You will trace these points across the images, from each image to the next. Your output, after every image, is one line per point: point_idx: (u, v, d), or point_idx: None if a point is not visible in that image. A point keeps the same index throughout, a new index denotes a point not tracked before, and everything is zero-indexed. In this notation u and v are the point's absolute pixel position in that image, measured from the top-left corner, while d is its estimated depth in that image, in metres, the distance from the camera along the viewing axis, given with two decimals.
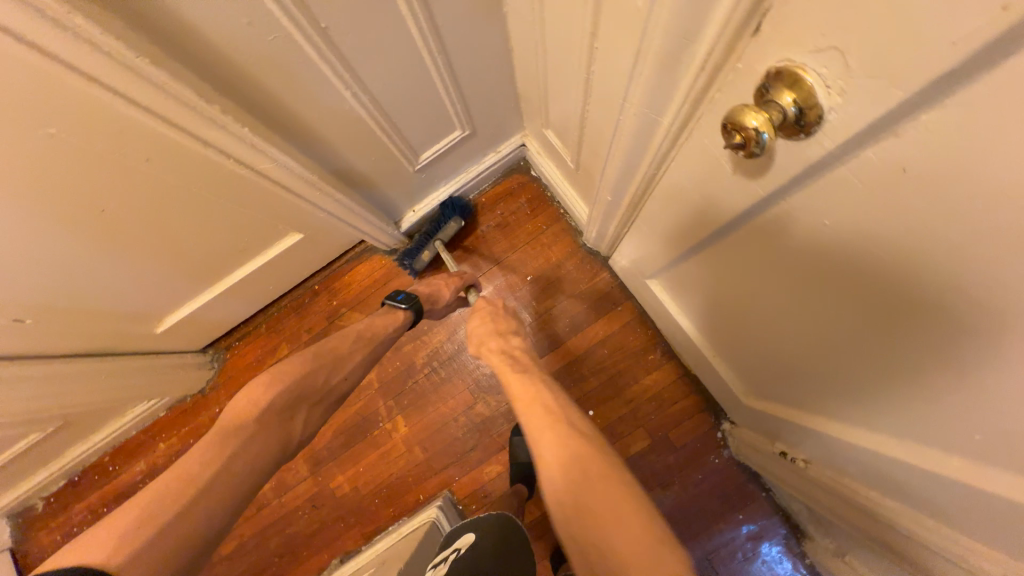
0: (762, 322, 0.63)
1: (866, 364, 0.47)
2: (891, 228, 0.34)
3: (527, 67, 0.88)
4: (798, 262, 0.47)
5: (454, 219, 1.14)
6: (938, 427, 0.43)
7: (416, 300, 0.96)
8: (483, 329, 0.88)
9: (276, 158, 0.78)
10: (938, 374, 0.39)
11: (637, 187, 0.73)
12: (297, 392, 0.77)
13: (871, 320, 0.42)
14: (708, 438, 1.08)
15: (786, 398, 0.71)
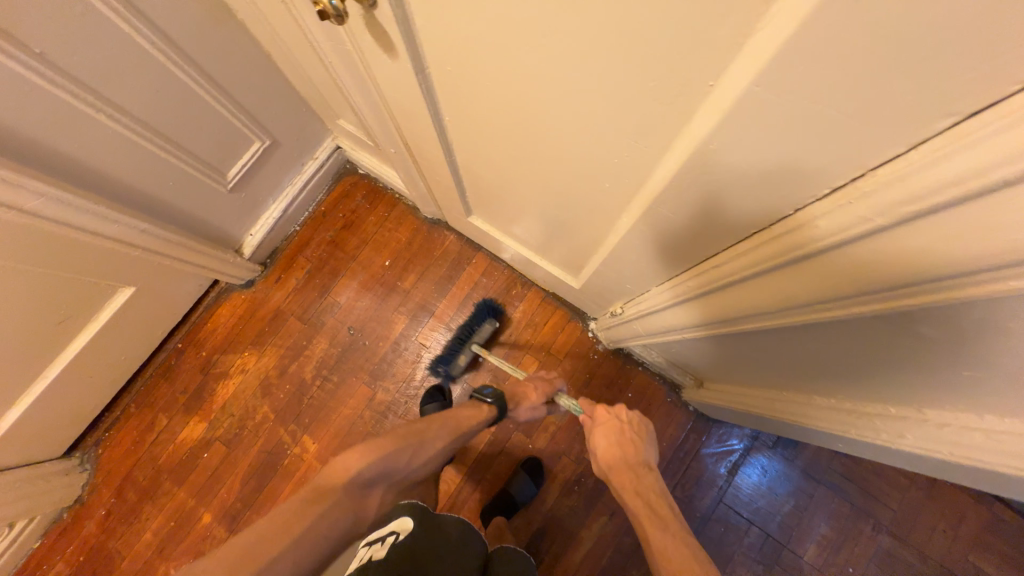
0: (523, 195, 0.70)
1: (574, 177, 0.56)
2: (470, 22, 0.41)
3: (296, 72, 0.88)
4: (510, 66, 0.43)
5: (488, 322, 1.11)
6: (633, 176, 0.48)
7: (501, 393, 0.89)
8: (611, 455, 0.80)
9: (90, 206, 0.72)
10: (667, 112, 0.37)
11: (395, 133, 0.76)
12: (386, 472, 0.70)
13: (603, 82, 0.38)
14: (584, 340, 1.15)
15: (582, 253, 0.79)
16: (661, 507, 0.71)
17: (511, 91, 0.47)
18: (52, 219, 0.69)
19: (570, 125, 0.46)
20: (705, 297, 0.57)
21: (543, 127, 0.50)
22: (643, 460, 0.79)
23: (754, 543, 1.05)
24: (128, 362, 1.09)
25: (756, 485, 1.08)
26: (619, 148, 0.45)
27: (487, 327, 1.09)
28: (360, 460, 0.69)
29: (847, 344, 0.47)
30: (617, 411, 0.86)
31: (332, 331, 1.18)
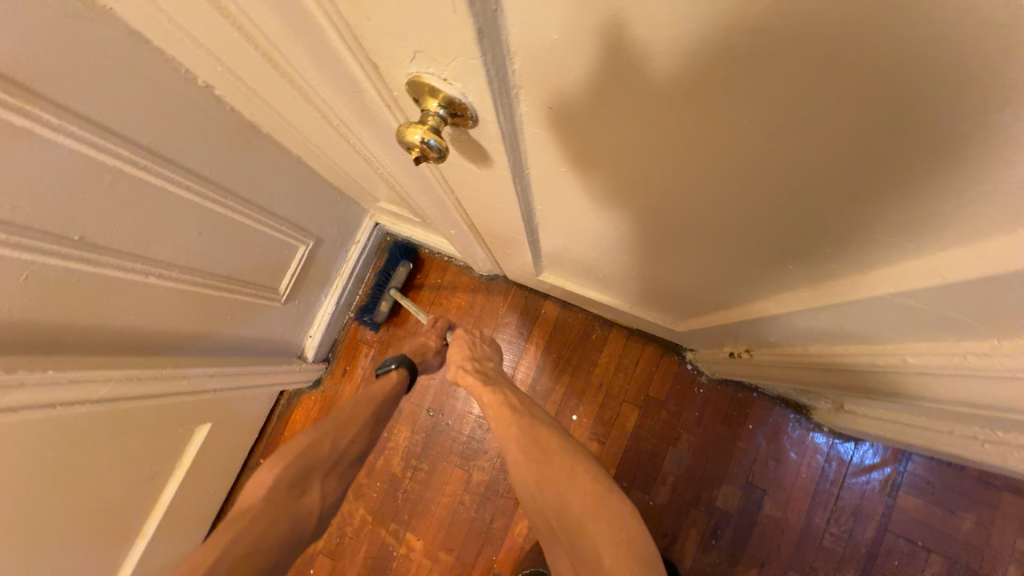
0: (629, 266, 0.59)
1: (722, 262, 0.44)
2: (608, 137, 0.30)
3: (332, 169, 0.80)
4: (667, 175, 0.33)
5: (401, 264, 1.11)
6: (835, 265, 0.36)
7: (406, 354, 0.88)
8: (456, 357, 0.83)
9: (163, 373, 0.68)
10: (939, 224, 0.26)
11: (461, 219, 0.67)
12: (309, 465, 0.70)
13: (825, 197, 0.28)
14: (682, 375, 1.04)
15: (698, 308, 0.67)
16: (496, 380, 0.76)
17: (648, 195, 0.37)
18: (127, 397, 0.64)
19: (734, 226, 0.36)
20: (917, 376, 0.44)
21: (688, 224, 0.40)
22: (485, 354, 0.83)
23: (939, 574, 0.90)
24: (217, 494, 1.05)
25: (926, 507, 0.92)
26: (815, 243, 0.34)
27: (399, 269, 1.10)
28: (276, 468, 0.68)
29: None
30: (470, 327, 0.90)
31: (412, 416, 1.11)
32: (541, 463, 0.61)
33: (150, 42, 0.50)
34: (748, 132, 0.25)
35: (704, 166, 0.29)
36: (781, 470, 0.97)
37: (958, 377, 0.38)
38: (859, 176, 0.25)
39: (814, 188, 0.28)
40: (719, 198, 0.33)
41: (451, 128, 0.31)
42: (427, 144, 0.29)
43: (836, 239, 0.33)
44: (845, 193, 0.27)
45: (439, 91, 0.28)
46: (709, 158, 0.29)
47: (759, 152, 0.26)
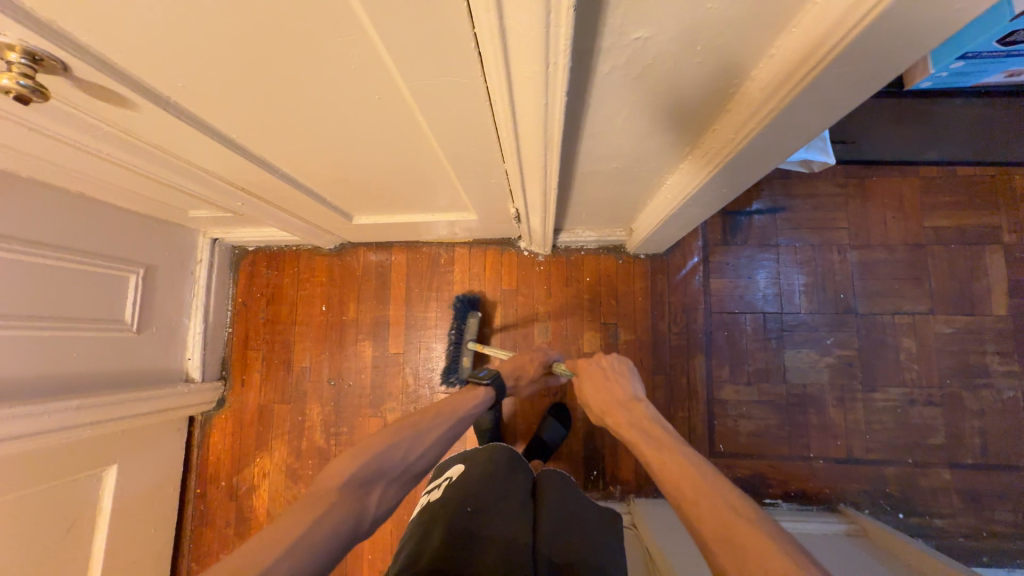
0: (354, 165, 0.72)
1: (355, 124, 0.57)
2: (160, 51, 0.42)
3: (125, 197, 0.87)
4: (230, 70, 0.45)
5: (471, 314, 1.11)
6: (395, 99, 0.50)
7: (500, 376, 0.92)
8: (601, 396, 0.86)
9: (36, 408, 0.76)
10: (355, 37, 0.40)
11: (222, 181, 0.78)
12: (379, 470, 0.65)
13: (298, 45, 0.41)
14: (524, 261, 1.19)
15: (445, 185, 0.82)
16: (649, 425, 0.74)
17: (235, 86, 0.48)
18: (0, 438, 0.71)
19: (301, 84, 0.48)
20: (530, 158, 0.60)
21: (290, 102, 0.51)
22: (628, 394, 0.83)
23: (757, 327, 1.11)
24: (160, 532, 1.10)
25: (731, 282, 1.13)
26: (350, 76, 0.46)
27: (472, 320, 1.09)
28: (351, 464, 0.64)
29: (638, 109, 0.51)
30: (598, 361, 0.93)
31: (317, 394, 1.20)
32: (705, 491, 0.57)
33: None
34: (203, 18, 0.38)
35: (230, 51, 0.42)
36: (622, 303, 1.15)
37: (515, 134, 0.54)
38: (281, 15, 0.37)
39: (290, 40, 0.40)
40: (276, 75, 0.46)
41: (46, 70, 0.42)
42: (17, 84, 0.40)
43: (350, 67, 0.45)
44: (296, 38, 0.40)
45: (7, 44, 0.38)
46: (218, 41, 0.41)
47: (229, 28, 0.39)
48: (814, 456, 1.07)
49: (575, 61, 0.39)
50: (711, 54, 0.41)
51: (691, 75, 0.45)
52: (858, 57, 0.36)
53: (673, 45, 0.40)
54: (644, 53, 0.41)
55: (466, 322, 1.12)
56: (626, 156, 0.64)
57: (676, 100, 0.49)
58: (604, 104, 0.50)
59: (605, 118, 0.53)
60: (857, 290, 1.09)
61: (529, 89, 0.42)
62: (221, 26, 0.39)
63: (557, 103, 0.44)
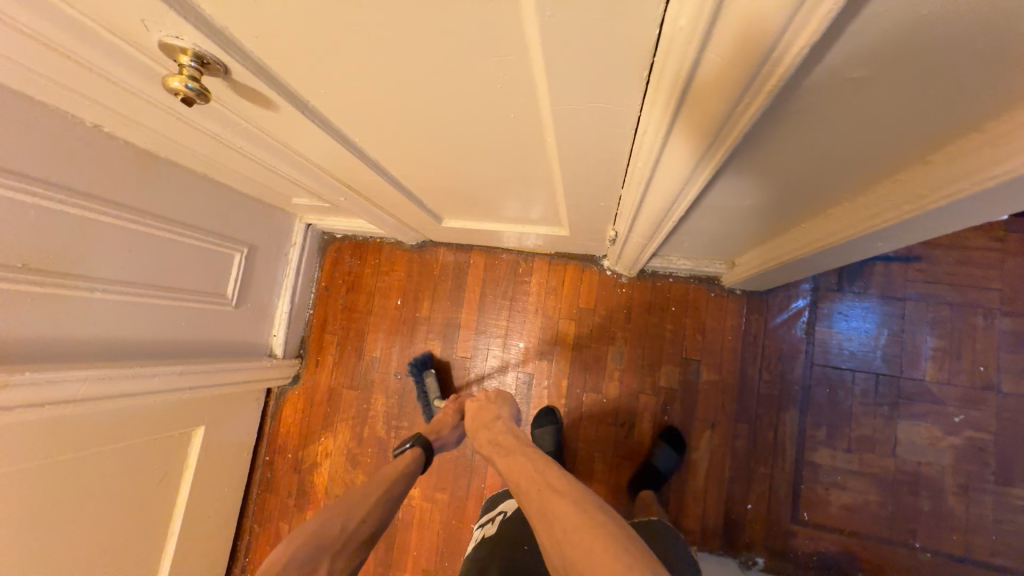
0: (463, 174, 0.70)
1: (481, 137, 0.54)
2: (315, 59, 0.42)
3: (240, 181, 0.92)
4: (375, 80, 0.44)
5: (426, 374, 1.15)
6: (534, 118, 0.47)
7: (422, 437, 0.92)
8: (475, 424, 0.92)
9: (144, 370, 0.83)
10: (516, 57, 0.37)
11: (332, 177, 0.79)
12: (321, 542, 0.65)
13: (453, 61, 0.39)
14: (605, 281, 1.13)
15: (549, 200, 0.78)
16: (509, 443, 0.81)
17: (373, 94, 0.47)
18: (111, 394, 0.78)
19: (440, 97, 0.45)
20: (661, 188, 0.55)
21: (421, 112, 0.49)
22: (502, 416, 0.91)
23: (867, 389, 0.98)
24: (232, 493, 1.19)
25: (841, 334, 1.00)
26: (493, 91, 0.43)
27: (426, 379, 1.13)
28: (294, 542, 0.65)
29: (813, 151, 0.43)
30: (479, 396, 0.98)
31: (384, 385, 1.22)
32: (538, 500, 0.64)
33: (36, 100, 0.62)
34: (368, 31, 0.36)
35: (383, 62, 0.40)
36: (708, 339, 1.06)
37: (658, 165, 0.48)
38: (447, 31, 0.35)
39: (446, 56, 0.38)
40: (418, 87, 0.44)
41: (211, 73, 0.43)
42: (185, 87, 0.41)
43: (498, 83, 0.42)
44: (454, 53, 0.38)
45: (182, 48, 0.40)
46: (374, 53, 0.39)
47: (389, 42, 0.37)
48: (920, 547, 0.92)
49: (775, 98, 0.32)
50: (944, 102, 0.33)
51: (902, 123, 0.37)
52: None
53: (900, 90, 0.32)
54: (858, 96, 0.34)
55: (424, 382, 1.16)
56: (771, 194, 0.56)
57: (868, 147, 0.41)
58: (774, 143, 0.43)
59: (770, 156, 0.46)
60: (1004, 365, 0.93)
61: (701, 123, 0.37)
62: (379, 35, 0.36)
63: (730, 140, 0.38)
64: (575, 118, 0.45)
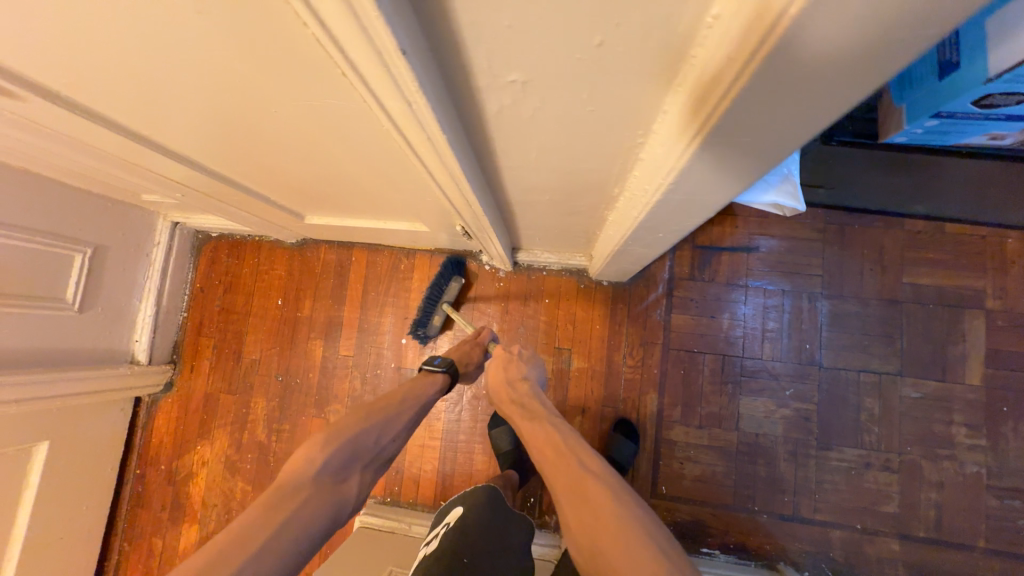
0: (282, 168, 0.70)
1: (259, 126, 0.54)
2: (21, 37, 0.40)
3: (80, 177, 0.86)
4: (105, 62, 0.43)
5: (456, 278, 1.08)
6: (289, 112, 0.48)
7: (453, 359, 0.84)
8: (495, 379, 0.80)
9: None
10: (215, 49, 0.37)
11: (154, 168, 0.76)
12: (356, 452, 0.62)
13: (162, 49, 0.39)
14: (483, 275, 1.16)
15: (383, 199, 0.79)
16: (536, 408, 0.73)
17: (118, 78, 0.46)
18: None
19: (182, 84, 0.45)
20: (446, 186, 0.57)
21: (179, 97, 0.48)
22: (521, 376, 0.79)
23: (715, 368, 1.07)
24: (90, 510, 1.10)
25: (693, 319, 1.08)
26: (225, 81, 0.43)
27: (455, 284, 1.06)
28: (325, 447, 0.60)
29: (550, 150, 0.47)
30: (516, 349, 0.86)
31: (265, 386, 1.18)
32: (569, 480, 0.58)
33: None
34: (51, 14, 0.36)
35: (92, 43, 0.39)
36: (579, 328, 1.11)
37: (415, 160, 0.50)
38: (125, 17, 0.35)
39: (147, 42, 0.38)
40: (155, 72, 0.43)
41: None
42: None
43: (225, 74, 0.42)
44: (153, 40, 0.38)
45: None
46: (73, 34, 0.38)
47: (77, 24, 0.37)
48: (757, 511, 1.02)
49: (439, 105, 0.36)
50: (604, 109, 0.38)
51: (591, 128, 0.41)
52: (744, 122, 0.31)
53: (554, 90, 0.35)
54: (527, 94, 0.36)
55: (447, 282, 1.09)
56: (550, 189, 0.60)
57: (582, 143, 0.45)
58: (505, 138, 0.46)
59: (515, 151, 0.49)
60: (824, 342, 1.04)
61: (400, 117, 0.39)
62: (79, 22, 0.36)
63: (433, 133, 0.40)
64: (325, 113, 0.46)
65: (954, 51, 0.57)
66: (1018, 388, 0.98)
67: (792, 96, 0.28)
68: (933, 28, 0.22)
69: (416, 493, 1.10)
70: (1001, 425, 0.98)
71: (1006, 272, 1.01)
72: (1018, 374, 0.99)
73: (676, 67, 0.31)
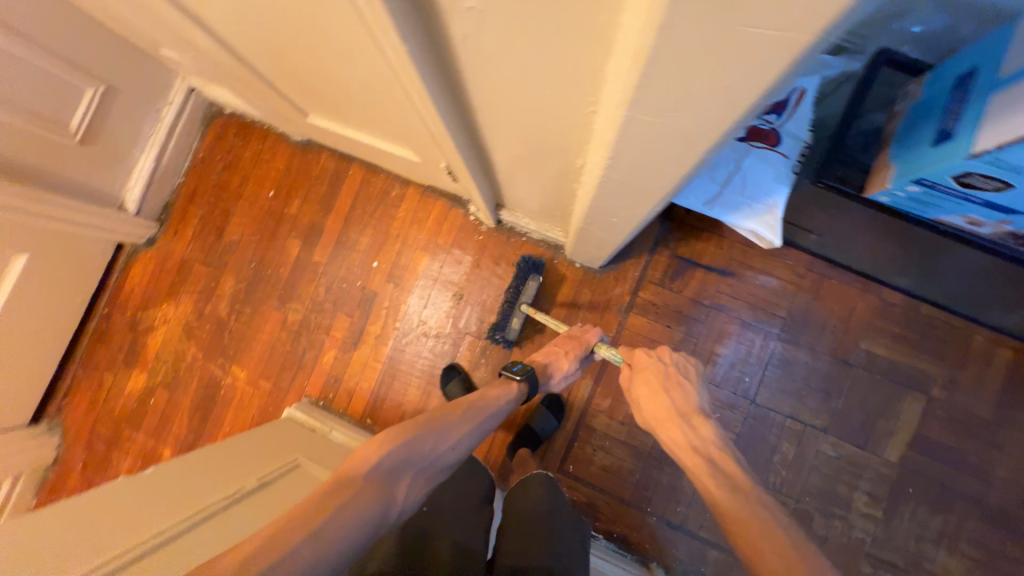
0: (283, 56, 0.71)
1: (254, 5, 0.55)
2: None
3: (105, 15, 0.88)
4: None
5: (532, 278, 1.08)
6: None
7: (531, 368, 0.86)
8: (655, 405, 0.74)
9: None
10: None
11: (169, 24, 0.78)
12: (411, 457, 0.62)
13: None
14: (467, 225, 1.18)
15: (376, 116, 0.81)
16: (720, 462, 0.65)
17: None
18: None
19: None
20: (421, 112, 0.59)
21: None
22: (693, 408, 0.72)
23: None
24: (52, 332, 1.18)
25: (650, 323, 1.10)
26: None
27: (530, 284, 1.06)
28: (383, 445, 0.60)
29: (514, 98, 0.48)
30: (659, 355, 0.81)
31: (236, 268, 1.24)
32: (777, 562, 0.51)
33: None
34: None
35: None
36: (541, 301, 1.14)
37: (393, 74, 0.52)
38: None
39: None
40: None
41: None
42: None
43: None
44: None
45: None
46: None
47: None
48: (649, 512, 1.07)
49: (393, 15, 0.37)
50: (553, 64, 0.39)
51: (543, 82, 0.42)
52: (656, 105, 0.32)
53: (503, 31, 0.37)
54: (481, 28, 0.38)
55: (525, 282, 1.09)
56: (522, 145, 0.61)
57: (539, 99, 0.46)
58: (472, 73, 0.47)
59: (484, 93, 0.50)
60: (763, 381, 1.06)
61: (365, 16, 0.40)
62: None
63: (395, 45, 0.42)
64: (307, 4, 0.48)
65: (954, 120, 0.58)
66: (930, 474, 1.01)
67: (682, 88, 0.29)
68: (790, 42, 0.23)
69: (347, 404, 1.17)
70: (901, 504, 1.01)
71: (961, 365, 1.01)
72: (935, 461, 1.01)
73: (602, 36, 0.32)
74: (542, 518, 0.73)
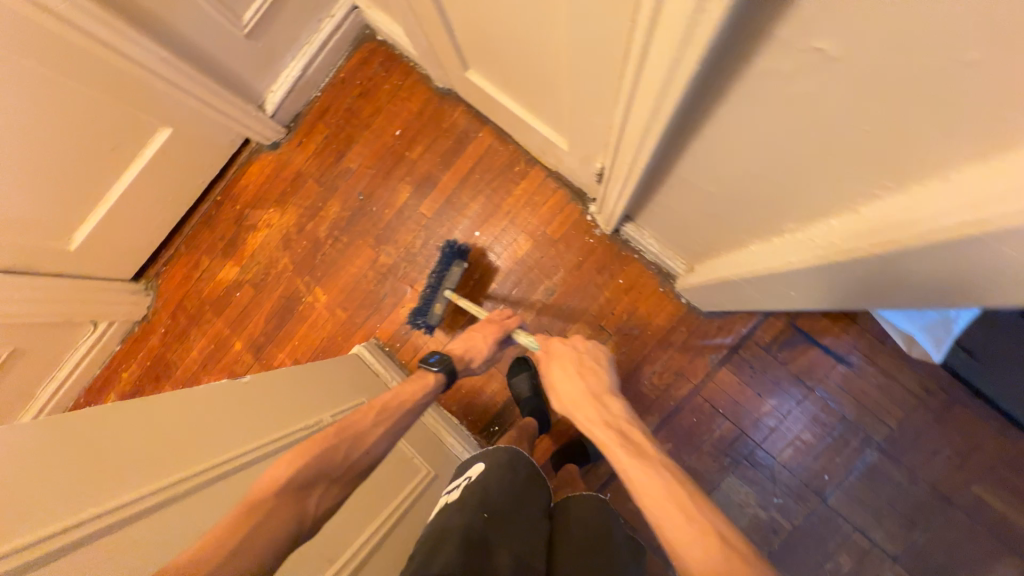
0: (485, 15, 0.67)
1: None
2: None
3: None
4: None
5: (455, 265, 1.08)
6: None
7: (450, 359, 0.81)
8: (572, 389, 0.73)
9: (142, 45, 0.91)
10: None
11: None
12: (321, 467, 0.58)
13: None
14: (581, 223, 1.12)
15: (550, 98, 0.76)
16: (622, 425, 0.64)
17: None
18: (110, 49, 0.87)
19: None
20: (631, 122, 0.54)
21: None
22: (608, 390, 0.71)
23: (725, 437, 1.03)
24: (171, 205, 1.25)
25: (739, 384, 1.03)
26: None
27: (454, 269, 1.07)
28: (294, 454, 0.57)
29: (773, 149, 0.42)
30: (574, 342, 0.81)
31: (345, 195, 1.25)
32: None
33: None
34: None
35: None
36: (632, 324, 1.08)
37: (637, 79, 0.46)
38: None
39: None
40: None
41: None
42: None
43: None
44: None
45: None
46: None
47: None
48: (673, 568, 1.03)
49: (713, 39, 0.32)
50: (875, 144, 0.33)
51: (836, 152, 0.37)
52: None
53: (854, 89, 0.30)
54: (822, 75, 0.32)
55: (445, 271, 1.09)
56: (726, 187, 0.55)
57: (806, 160, 0.40)
58: (739, 111, 0.41)
59: (736, 130, 0.44)
60: (843, 485, 0.97)
61: (669, 25, 0.35)
62: None
63: (695, 59, 0.35)
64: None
65: None
66: None
67: None
68: None
69: (410, 359, 1.18)
70: None
71: None
72: None
73: (1011, 143, 0.26)
74: (593, 547, 0.71)
